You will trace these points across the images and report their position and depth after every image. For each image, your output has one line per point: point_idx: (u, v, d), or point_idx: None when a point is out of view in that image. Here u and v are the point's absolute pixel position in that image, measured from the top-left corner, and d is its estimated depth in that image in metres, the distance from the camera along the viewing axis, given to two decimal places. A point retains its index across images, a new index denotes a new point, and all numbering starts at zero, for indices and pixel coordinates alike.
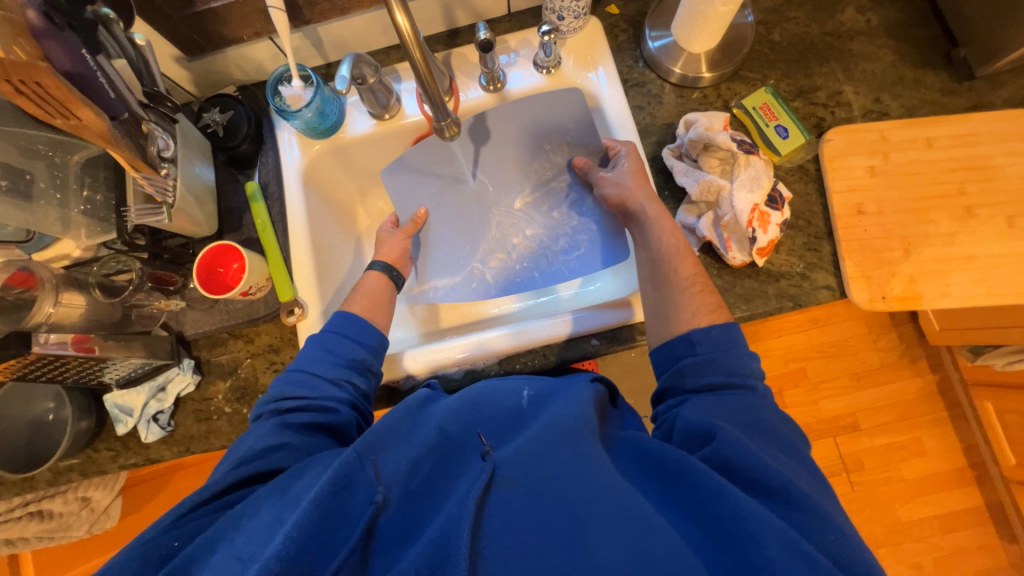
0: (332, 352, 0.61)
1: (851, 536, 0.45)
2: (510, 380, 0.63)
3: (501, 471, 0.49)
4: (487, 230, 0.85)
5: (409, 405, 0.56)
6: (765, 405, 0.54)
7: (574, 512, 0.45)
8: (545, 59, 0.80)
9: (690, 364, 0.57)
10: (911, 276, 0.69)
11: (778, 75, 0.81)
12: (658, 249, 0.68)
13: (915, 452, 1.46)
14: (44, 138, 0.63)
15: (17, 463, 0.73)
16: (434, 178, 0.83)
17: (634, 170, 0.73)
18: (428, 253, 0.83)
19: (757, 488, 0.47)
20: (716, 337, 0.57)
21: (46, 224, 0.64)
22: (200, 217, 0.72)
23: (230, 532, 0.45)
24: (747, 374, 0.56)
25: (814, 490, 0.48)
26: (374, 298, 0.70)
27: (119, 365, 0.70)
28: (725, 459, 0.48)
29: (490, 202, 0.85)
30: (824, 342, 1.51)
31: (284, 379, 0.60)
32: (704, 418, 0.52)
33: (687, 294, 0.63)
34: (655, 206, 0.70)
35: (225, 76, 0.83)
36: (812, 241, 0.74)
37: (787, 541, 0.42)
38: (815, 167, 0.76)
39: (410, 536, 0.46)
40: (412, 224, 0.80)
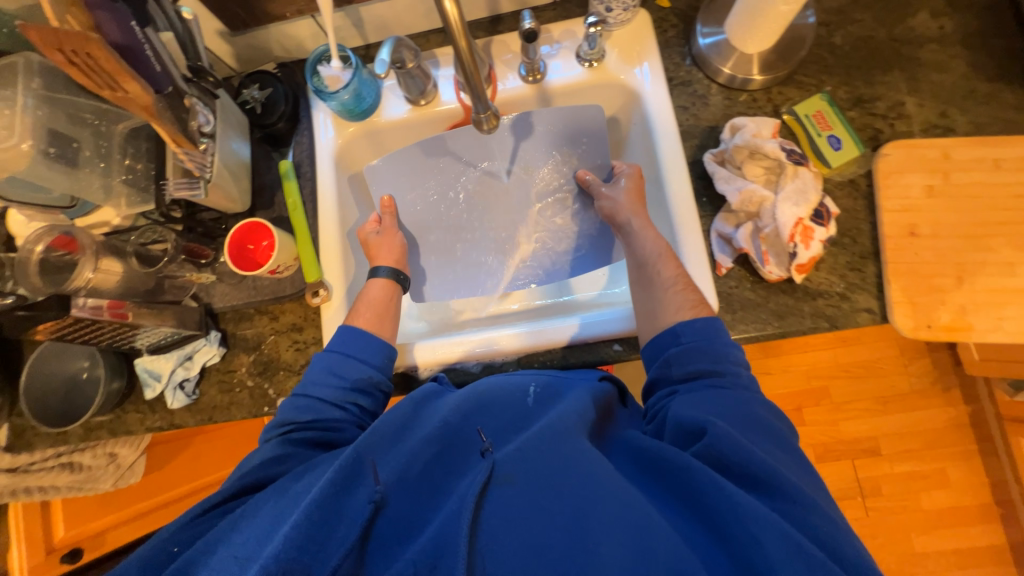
0: (338, 374, 0.62)
1: (842, 528, 0.45)
2: (515, 375, 0.61)
3: (499, 469, 0.49)
4: (488, 232, 0.84)
5: (415, 399, 0.56)
6: (754, 399, 0.55)
7: (573, 508, 0.45)
8: (589, 52, 0.77)
9: (676, 355, 0.59)
10: (961, 306, 0.65)
11: (835, 82, 0.76)
12: (642, 253, 0.70)
13: (938, 483, 1.40)
14: (90, 106, 0.65)
15: (51, 417, 0.76)
16: (434, 177, 0.82)
17: (631, 189, 0.74)
18: (453, 243, 0.83)
19: (751, 483, 0.47)
20: (697, 327, 0.60)
21: (89, 191, 0.66)
22: (235, 193, 0.73)
23: (229, 535, 0.46)
24: (731, 369, 0.57)
25: (802, 481, 0.48)
26: (376, 306, 0.69)
27: (150, 332, 0.72)
28: (719, 456, 0.48)
29: (497, 203, 0.84)
30: (852, 362, 1.46)
31: (289, 406, 0.60)
32: (694, 414, 0.52)
33: (668, 293, 0.65)
34: (641, 219, 0.72)
35: (266, 53, 0.83)
36: (855, 260, 0.70)
37: (781, 533, 0.42)
38: (867, 183, 0.72)
39: (409, 535, 0.46)
40: (388, 215, 0.79)
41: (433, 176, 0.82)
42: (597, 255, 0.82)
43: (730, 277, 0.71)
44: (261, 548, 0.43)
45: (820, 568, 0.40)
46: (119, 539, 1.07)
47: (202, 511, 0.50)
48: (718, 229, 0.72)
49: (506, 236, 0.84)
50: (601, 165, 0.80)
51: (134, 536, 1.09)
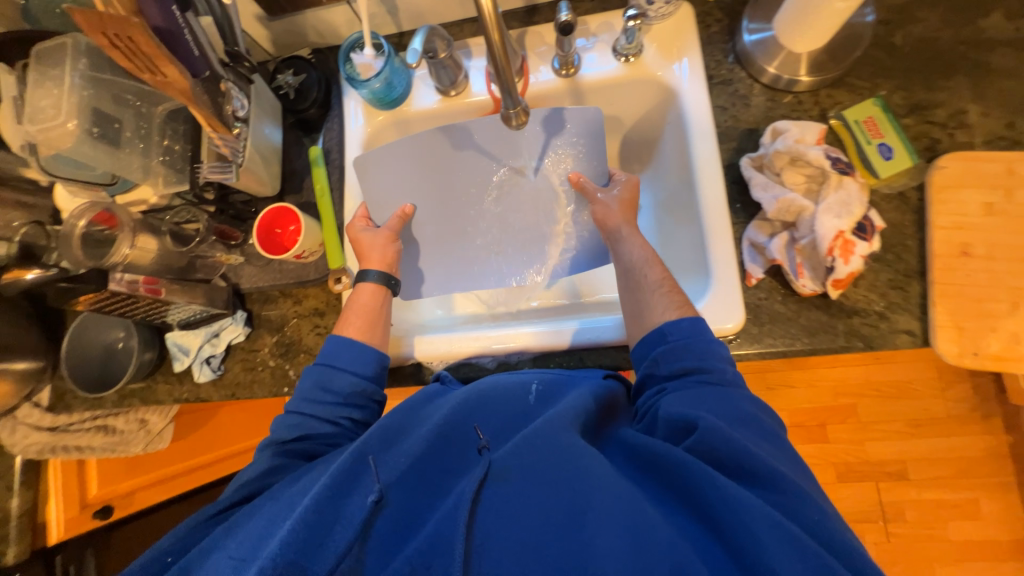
0: (328, 390, 0.61)
1: (833, 518, 0.44)
2: (519, 373, 0.62)
3: (496, 465, 0.49)
4: (482, 232, 0.80)
5: (410, 403, 0.57)
6: (741, 392, 0.54)
7: (567, 501, 0.45)
8: (626, 46, 0.74)
9: (664, 352, 0.57)
10: (1014, 335, 0.60)
11: (891, 86, 0.71)
12: (626, 260, 0.68)
13: (969, 514, 1.33)
14: (134, 88, 0.67)
15: (90, 382, 0.80)
16: (435, 174, 0.78)
17: (625, 199, 0.72)
18: (468, 237, 0.80)
19: (743, 476, 0.46)
20: (685, 327, 0.58)
21: (129, 170, 0.68)
22: (266, 177, 0.74)
23: (223, 542, 0.49)
24: (717, 368, 0.55)
25: (793, 473, 0.47)
26: (365, 314, 0.67)
27: (181, 309, 0.74)
28: (711, 450, 0.47)
29: (493, 202, 0.80)
30: (884, 381, 1.39)
31: (282, 422, 0.61)
32: (684, 410, 0.51)
33: (655, 295, 0.63)
34: (631, 228, 0.71)
35: (302, 39, 0.84)
36: (898, 279, 0.66)
37: (774, 523, 0.41)
38: (918, 196, 0.67)
39: (408, 531, 0.47)
40: (397, 220, 0.75)
41: (433, 173, 0.78)
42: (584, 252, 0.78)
43: (760, 288, 0.68)
44: (256, 550, 0.45)
45: (816, 558, 0.39)
46: (147, 499, 1.13)
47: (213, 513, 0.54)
48: (751, 238, 0.68)
49: (527, 238, 0.80)
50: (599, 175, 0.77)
51: (160, 497, 1.14)
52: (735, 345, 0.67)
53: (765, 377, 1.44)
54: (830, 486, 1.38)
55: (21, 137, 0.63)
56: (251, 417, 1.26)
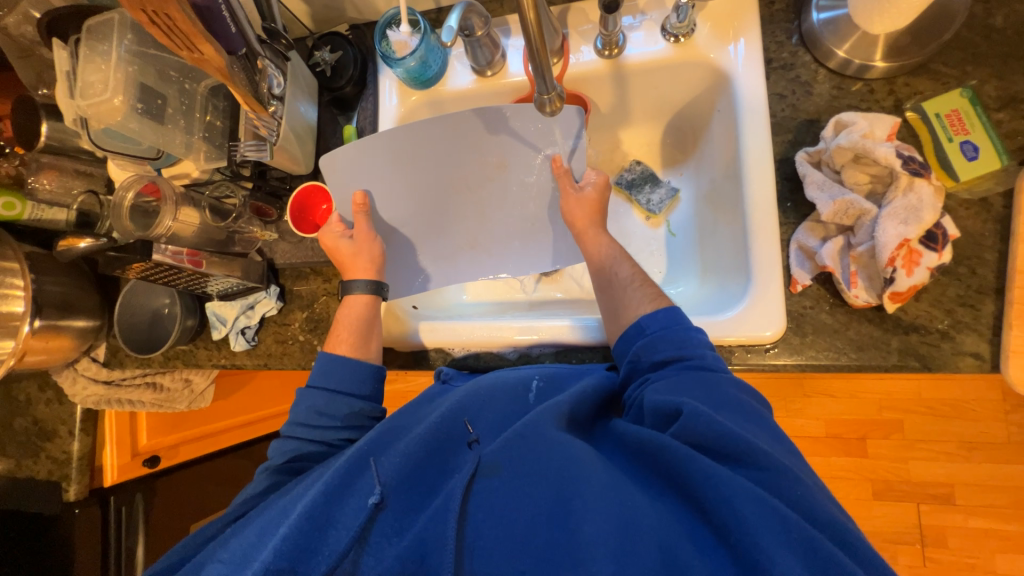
0: (323, 414, 0.62)
1: (819, 494, 0.43)
2: (522, 369, 0.63)
3: (483, 459, 0.50)
4: (460, 228, 0.78)
5: (414, 404, 0.59)
6: (729, 378, 0.51)
7: (552, 490, 0.46)
8: (677, 25, 0.68)
9: (644, 345, 0.56)
10: None
11: (984, 75, 0.62)
12: (599, 255, 0.68)
13: (1020, 547, 1.23)
14: (176, 64, 0.69)
15: (140, 343, 0.86)
16: (412, 171, 0.74)
17: (591, 202, 0.70)
18: (490, 226, 0.78)
19: (728, 458, 0.44)
20: (661, 317, 0.57)
21: (172, 145, 0.69)
22: (300, 156, 0.74)
23: (219, 552, 0.50)
24: (699, 354, 0.53)
25: (780, 453, 0.45)
26: (351, 324, 0.68)
27: (220, 281, 0.77)
28: (696, 434, 0.45)
29: (471, 198, 0.77)
30: (938, 399, 1.28)
31: (280, 447, 0.63)
32: (669, 396, 0.49)
33: (627, 290, 0.63)
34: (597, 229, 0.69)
35: (340, 14, 0.83)
36: (969, 295, 0.59)
37: (758, 501, 0.40)
38: (1004, 203, 0.59)
39: (406, 522, 0.47)
40: (359, 207, 0.72)
41: (412, 168, 0.74)
42: (556, 256, 0.77)
43: (805, 296, 0.63)
44: (250, 555, 0.47)
45: (799, 532, 0.39)
46: (189, 453, 1.22)
47: (225, 524, 0.57)
48: (805, 242, 0.62)
49: (524, 231, 0.78)
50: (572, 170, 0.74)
51: (201, 452, 1.24)
52: (773, 354, 0.63)
53: (803, 384, 1.35)
54: (864, 503, 1.31)
55: (74, 111, 0.67)
56: (281, 384, 1.34)
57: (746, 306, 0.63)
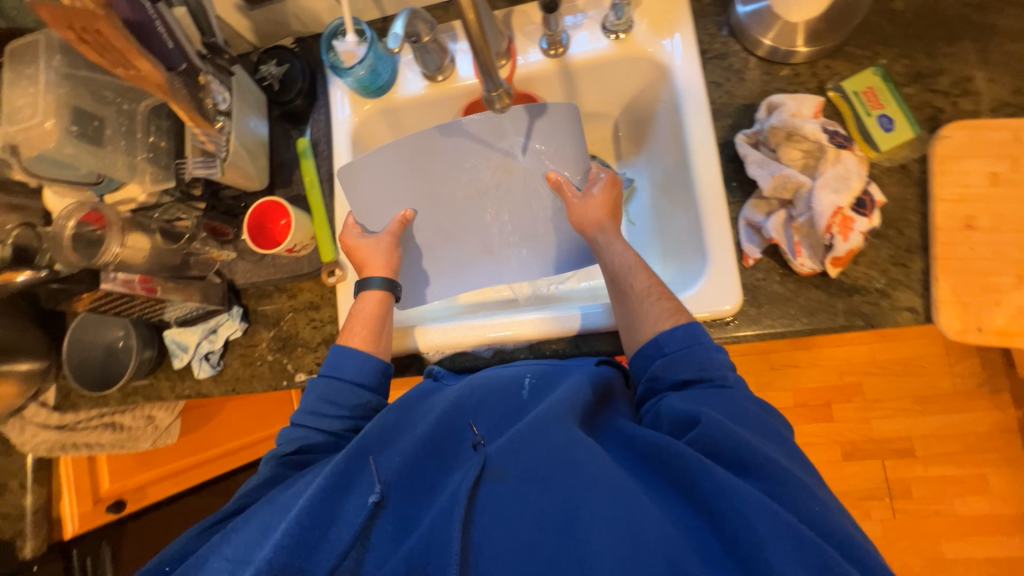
0: (334, 402, 0.61)
1: (830, 506, 0.45)
2: (512, 368, 0.63)
3: (491, 462, 0.49)
4: (474, 232, 0.77)
5: (413, 394, 0.57)
6: (744, 394, 0.54)
7: (562, 497, 0.46)
8: (616, 22, 0.72)
9: (663, 365, 0.57)
10: (1020, 308, 0.59)
11: (892, 54, 0.68)
12: (617, 264, 0.66)
13: (975, 489, 1.33)
14: (113, 85, 0.67)
15: (93, 380, 0.81)
16: (417, 185, 0.75)
17: (603, 204, 0.69)
18: (486, 231, 0.77)
19: (743, 469, 0.46)
20: (680, 336, 0.57)
21: (115, 168, 0.67)
22: (253, 171, 0.73)
23: (220, 546, 0.50)
24: (717, 366, 0.55)
25: (790, 463, 0.48)
26: (367, 321, 0.66)
27: (177, 307, 0.76)
28: (713, 442, 0.48)
29: (479, 206, 0.76)
30: (890, 359, 1.37)
31: (288, 435, 0.61)
32: (687, 405, 0.52)
33: (645, 304, 0.62)
34: (608, 230, 0.68)
35: (284, 28, 0.82)
36: (900, 255, 0.64)
37: (774, 516, 0.42)
38: (921, 168, 0.65)
39: (407, 526, 0.48)
40: (399, 224, 0.73)
41: (421, 178, 0.74)
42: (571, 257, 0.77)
43: (757, 269, 0.67)
44: (251, 553, 0.47)
45: (809, 546, 0.40)
46: (159, 493, 1.15)
47: (210, 524, 0.56)
48: (750, 214, 0.67)
49: (530, 234, 0.77)
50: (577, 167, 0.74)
51: (171, 491, 1.17)
52: (734, 327, 0.66)
53: (770, 358, 1.43)
54: (836, 465, 1.38)
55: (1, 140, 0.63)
56: (259, 411, 1.25)
57: (702, 279, 0.66)
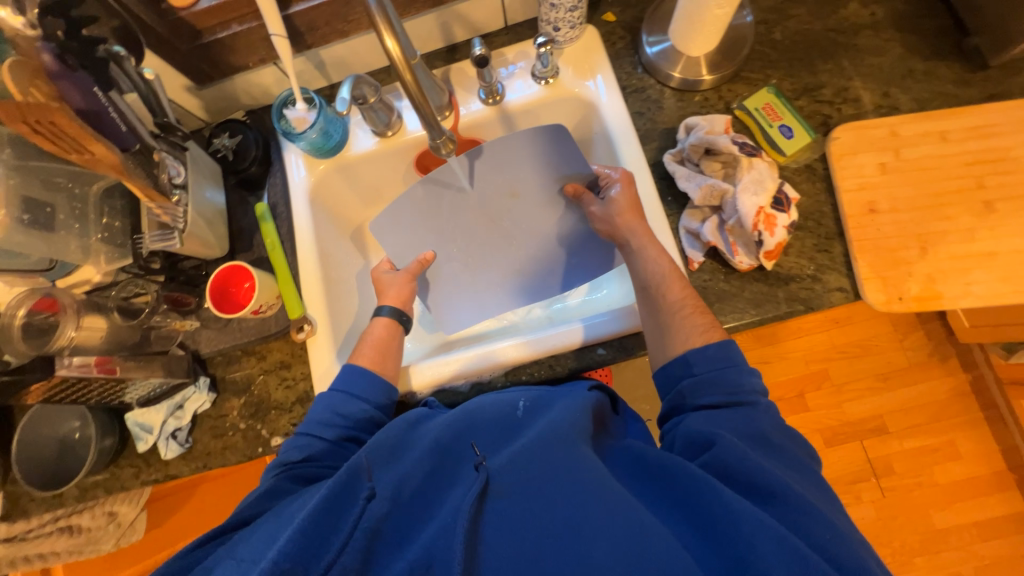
0: (340, 413, 0.62)
1: (851, 537, 0.44)
2: (507, 392, 0.61)
3: (494, 481, 0.49)
4: (500, 252, 0.83)
5: (408, 419, 0.56)
6: (770, 419, 0.53)
7: (565, 515, 0.45)
8: (544, 70, 0.80)
9: (690, 386, 0.56)
10: (929, 275, 0.67)
11: (781, 75, 0.79)
12: (651, 274, 0.67)
13: (949, 456, 1.40)
14: (63, 170, 0.67)
15: (48, 479, 0.76)
16: (433, 227, 0.81)
17: (628, 206, 0.71)
18: (507, 244, 0.83)
19: (755, 492, 0.46)
20: (712, 355, 0.57)
21: (68, 252, 0.68)
22: (212, 239, 0.75)
23: (229, 552, 0.47)
24: (747, 388, 0.56)
25: (818, 499, 0.47)
26: (378, 345, 0.69)
27: (140, 385, 0.72)
28: (724, 466, 0.48)
29: (497, 230, 0.82)
30: (847, 343, 1.46)
31: (292, 444, 0.60)
32: (706, 427, 0.52)
33: (679, 318, 0.62)
34: (642, 237, 0.69)
35: (234, 103, 0.86)
36: (822, 242, 0.72)
37: (779, 539, 0.41)
38: (823, 166, 0.75)
39: (404, 540, 0.47)
40: (417, 266, 0.78)
41: (439, 214, 0.80)
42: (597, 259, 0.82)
43: (703, 271, 0.73)
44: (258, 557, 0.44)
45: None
46: None
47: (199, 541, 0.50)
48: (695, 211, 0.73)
49: (552, 240, 0.82)
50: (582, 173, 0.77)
51: None
52: None
53: None
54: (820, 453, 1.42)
55: None
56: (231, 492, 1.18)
57: None
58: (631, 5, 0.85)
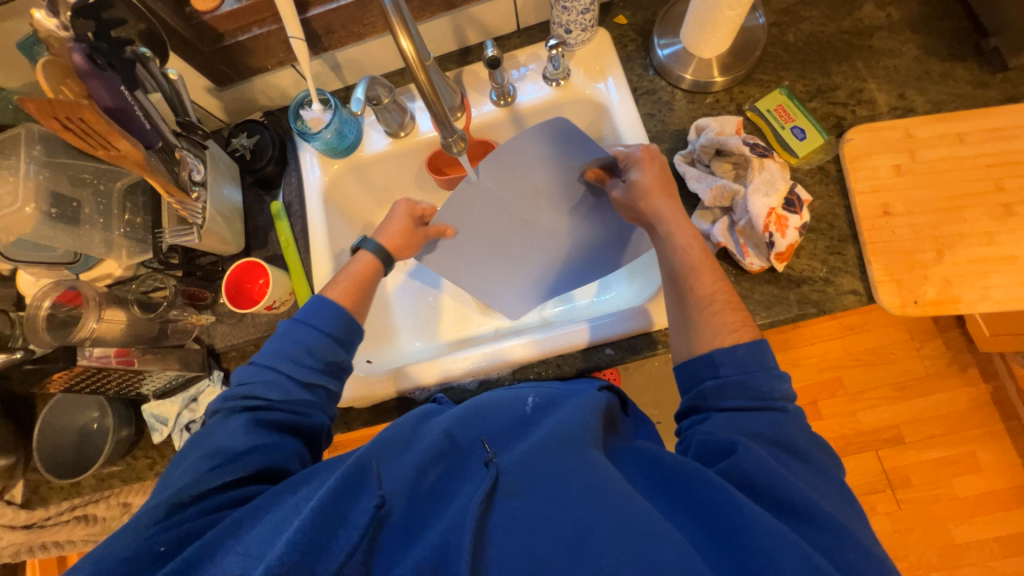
0: (312, 353, 0.59)
1: (872, 554, 0.43)
2: (518, 388, 0.61)
3: (504, 478, 0.49)
4: (530, 245, 0.80)
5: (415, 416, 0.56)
6: (797, 427, 0.51)
7: (576, 516, 0.45)
8: (555, 72, 0.81)
9: (714, 387, 0.54)
10: (946, 279, 0.66)
11: (793, 77, 0.79)
12: (680, 262, 0.62)
13: (968, 468, 1.36)
14: (90, 167, 0.70)
15: (66, 469, 0.78)
16: (472, 229, 0.76)
17: (653, 186, 0.66)
18: (532, 238, 0.79)
19: (777, 506, 0.44)
20: (741, 356, 0.54)
21: (91, 245, 0.70)
22: (229, 236, 0.78)
23: (228, 541, 0.45)
24: (777, 396, 0.53)
25: (839, 511, 0.45)
26: (358, 280, 0.67)
27: (157, 377, 0.74)
28: (744, 476, 0.46)
29: (528, 225, 0.78)
30: (862, 350, 1.43)
31: (252, 376, 0.58)
32: (725, 434, 0.50)
33: (706, 315, 0.58)
34: (669, 220, 0.64)
35: (252, 104, 0.88)
36: (835, 244, 0.71)
37: (800, 556, 0.40)
38: (837, 168, 0.74)
39: (413, 535, 0.47)
40: (433, 233, 0.73)
41: (477, 218, 0.75)
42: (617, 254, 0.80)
43: None
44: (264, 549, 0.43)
45: None
46: None
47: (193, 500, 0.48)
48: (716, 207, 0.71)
49: (576, 235, 0.80)
50: (600, 157, 0.71)
51: None
52: None
53: None
54: None
55: None
56: None
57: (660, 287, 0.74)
58: (643, 8, 0.86)
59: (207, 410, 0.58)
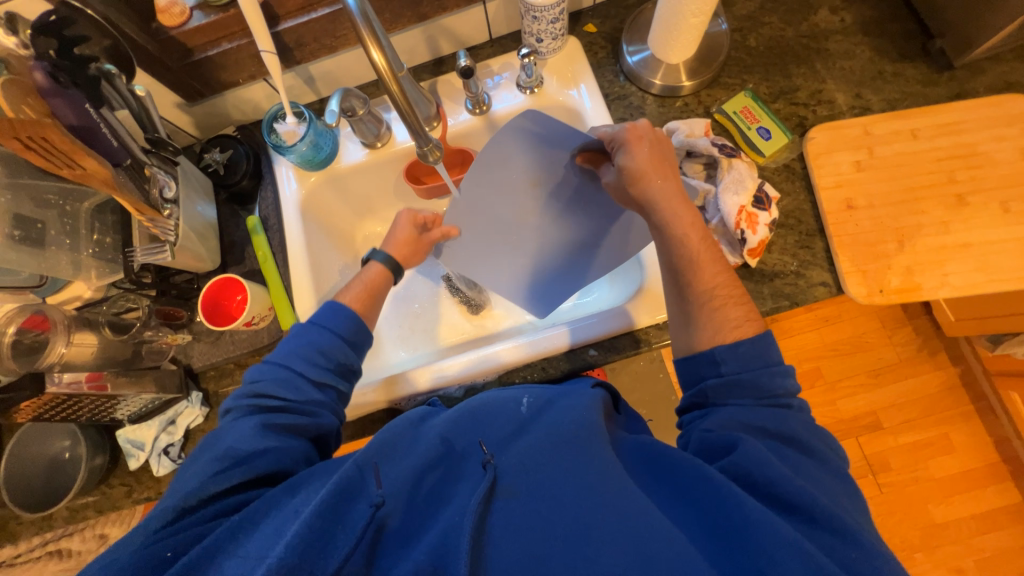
0: (325, 353, 0.59)
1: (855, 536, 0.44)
2: (509, 389, 0.61)
3: (503, 480, 0.49)
4: (528, 238, 0.79)
5: (409, 418, 0.55)
6: (804, 423, 0.52)
7: (576, 516, 0.45)
8: (528, 80, 0.82)
9: (718, 385, 0.54)
10: (908, 268, 0.69)
11: (757, 79, 0.82)
12: (679, 254, 0.62)
13: (943, 449, 1.41)
14: (54, 187, 0.68)
15: (38, 501, 0.75)
16: (476, 230, 0.79)
17: (647, 172, 0.63)
18: (526, 232, 0.79)
19: (774, 501, 0.46)
20: (745, 351, 0.54)
21: (58, 268, 0.68)
22: (203, 252, 0.76)
23: (229, 544, 0.44)
24: (781, 392, 0.54)
25: (821, 494, 0.47)
26: (369, 286, 0.69)
27: (132, 400, 0.71)
28: (746, 472, 0.47)
29: (526, 219, 0.78)
30: (837, 340, 1.48)
31: (265, 372, 0.57)
32: (728, 430, 0.51)
33: (708, 311, 0.59)
34: (666, 208, 0.62)
35: (225, 118, 0.87)
36: (804, 239, 0.74)
37: (797, 552, 0.41)
38: (801, 165, 0.77)
39: (409, 539, 0.46)
40: (440, 236, 0.77)
41: (478, 222, 0.78)
42: (605, 252, 0.77)
43: None
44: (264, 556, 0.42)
45: None
46: None
47: (165, 523, 0.46)
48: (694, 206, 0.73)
49: (565, 231, 0.79)
50: (588, 142, 0.69)
51: None
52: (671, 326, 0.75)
53: None
54: None
55: None
56: None
57: (644, 288, 0.75)
58: (611, 17, 0.88)
59: (220, 409, 0.57)
